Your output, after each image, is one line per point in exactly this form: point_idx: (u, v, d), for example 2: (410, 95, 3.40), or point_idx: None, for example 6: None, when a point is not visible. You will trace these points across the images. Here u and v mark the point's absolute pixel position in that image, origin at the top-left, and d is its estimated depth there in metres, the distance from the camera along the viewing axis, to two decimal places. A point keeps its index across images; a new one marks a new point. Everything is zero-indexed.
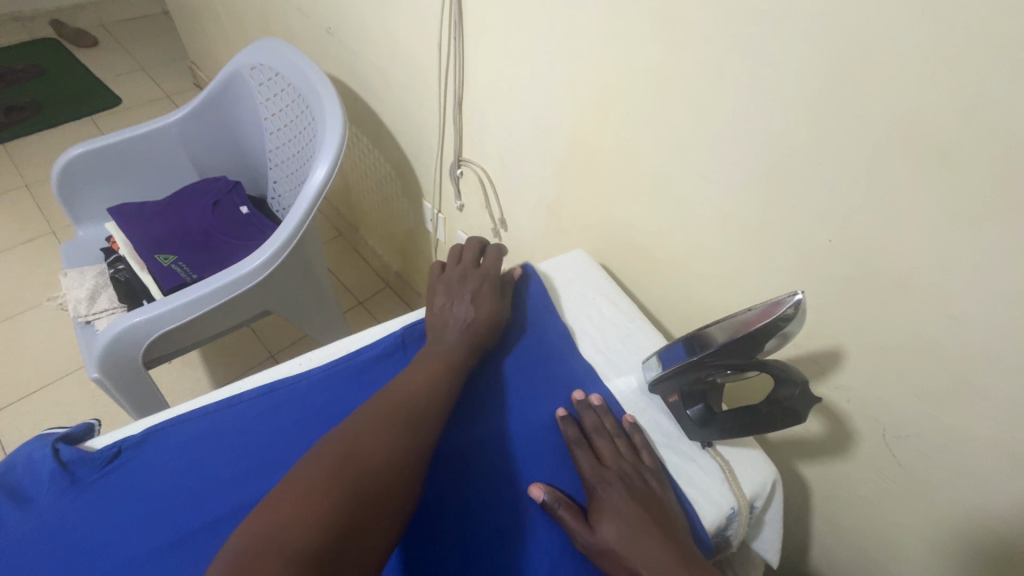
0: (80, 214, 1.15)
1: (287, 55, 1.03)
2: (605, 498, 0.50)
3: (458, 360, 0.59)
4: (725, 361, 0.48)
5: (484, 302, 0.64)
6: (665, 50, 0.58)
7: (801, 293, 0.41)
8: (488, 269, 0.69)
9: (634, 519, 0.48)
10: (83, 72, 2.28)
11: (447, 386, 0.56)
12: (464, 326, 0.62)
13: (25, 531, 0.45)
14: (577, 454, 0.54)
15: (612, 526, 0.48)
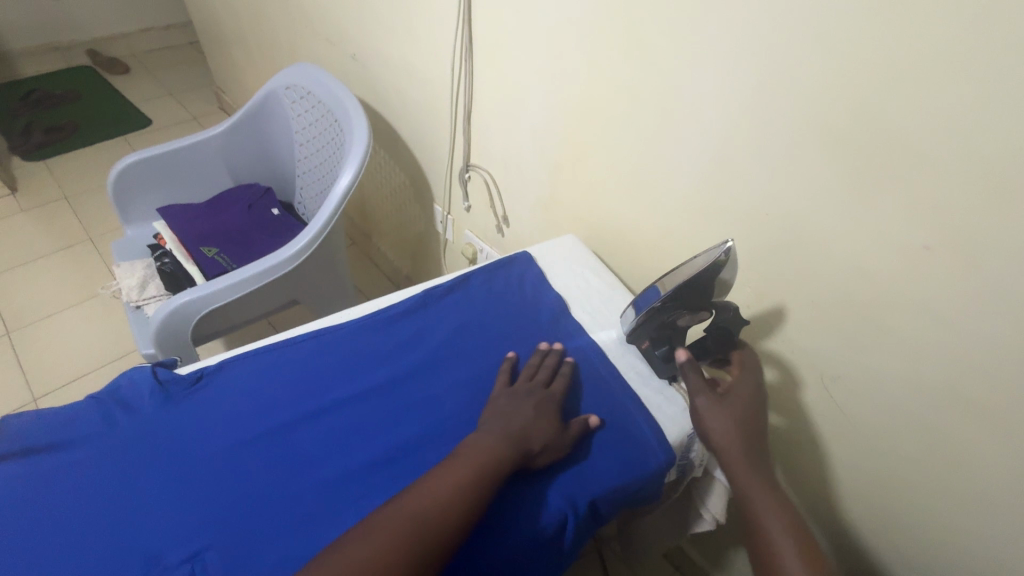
0: (130, 215, 1.30)
1: (319, 77, 1.19)
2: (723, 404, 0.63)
3: (504, 469, 0.55)
4: (680, 302, 0.64)
5: (546, 424, 0.61)
6: (635, 68, 0.72)
7: (729, 242, 0.56)
8: (562, 391, 0.65)
9: (741, 418, 0.62)
10: (116, 97, 2.47)
11: (484, 493, 0.53)
12: (519, 437, 0.58)
13: (134, 430, 0.58)
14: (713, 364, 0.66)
15: (720, 407, 0.62)
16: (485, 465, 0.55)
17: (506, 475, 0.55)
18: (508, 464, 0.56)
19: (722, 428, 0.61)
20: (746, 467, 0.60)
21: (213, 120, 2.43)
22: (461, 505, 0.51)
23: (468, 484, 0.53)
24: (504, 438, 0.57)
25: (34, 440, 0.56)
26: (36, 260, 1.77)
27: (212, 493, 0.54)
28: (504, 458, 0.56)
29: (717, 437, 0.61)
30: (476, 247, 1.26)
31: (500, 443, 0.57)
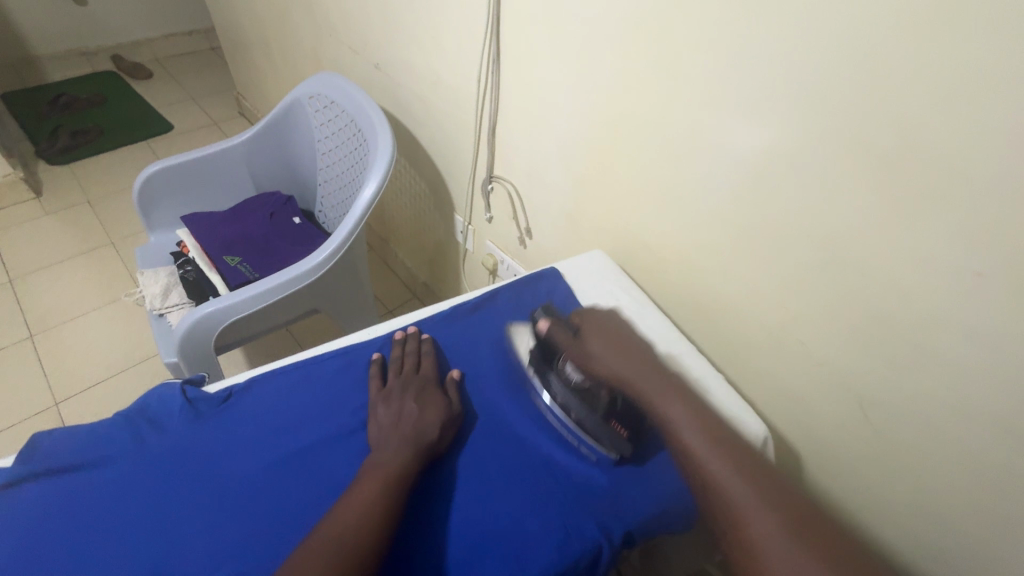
0: (154, 222, 1.30)
1: (343, 87, 1.19)
2: (600, 360, 0.68)
3: (410, 469, 0.55)
4: (543, 352, 0.69)
5: (431, 405, 0.61)
6: (671, 82, 0.71)
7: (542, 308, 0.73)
8: (430, 370, 0.66)
9: (616, 346, 0.70)
10: (140, 102, 2.50)
11: (398, 499, 0.53)
12: (412, 433, 0.58)
13: (163, 449, 0.57)
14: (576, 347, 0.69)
15: (595, 348, 0.69)
16: (390, 473, 0.54)
17: (413, 475, 0.55)
18: (410, 467, 0.55)
19: (620, 363, 0.68)
20: (659, 391, 0.66)
21: (233, 126, 2.45)
22: (376, 515, 0.51)
23: (379, 496, 0.52)
24: (401, 441, 0.57)
25: (62, 459, 0.55)
26: (59, 263, 1.79)
27: (243, 515, 0.53)
28: (403, 463, 0.55)
29: (613, 371, 0.67)
30: (497, 258, 1.25)
31: (395, 448, 0.57)
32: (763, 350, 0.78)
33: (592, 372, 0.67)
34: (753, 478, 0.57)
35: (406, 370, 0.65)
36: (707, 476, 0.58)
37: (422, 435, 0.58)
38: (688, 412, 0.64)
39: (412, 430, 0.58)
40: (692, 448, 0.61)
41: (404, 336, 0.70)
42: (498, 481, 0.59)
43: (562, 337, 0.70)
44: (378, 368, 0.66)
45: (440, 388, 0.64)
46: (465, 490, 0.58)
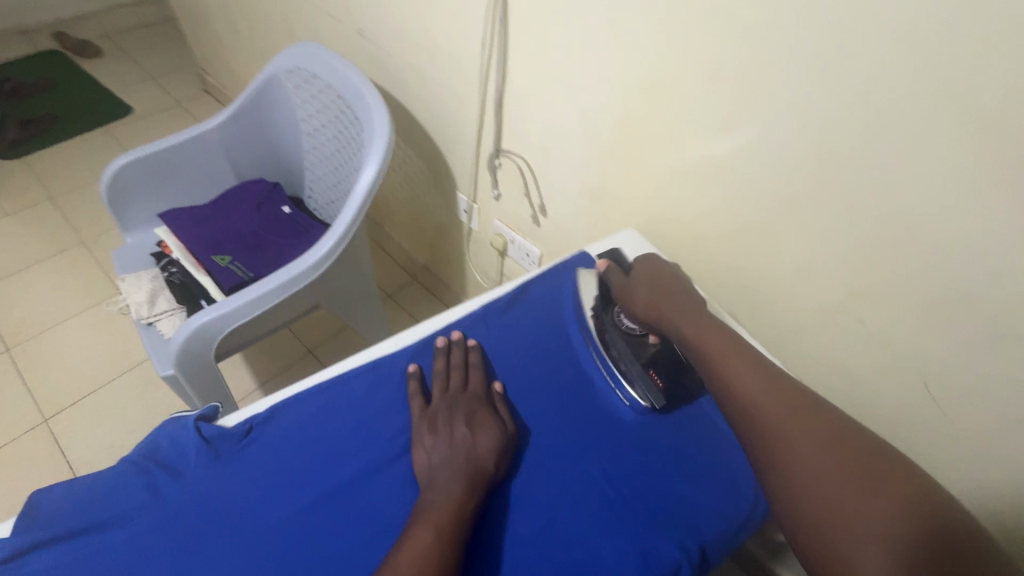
0: (129, 221, 1.19)
1: (326, 59, 1.07)
2: (643, 303, 0.65)
3: (468, 509, 0.49)
4: (602, 296, 0.69)
5: (483, 430, 0.55)
6: (718, 40, 0.62)
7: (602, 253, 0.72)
8: (478, 386, 0.59)
9: (662, 292, 0.65)
10: (90, 83, 2.29)
11: (458, 546, 0.47)
12: (467, 463, 0.52)
13: (183, 498, 0.50)
14: (627, 294, 0.66)
15: (640, 291, 0.66)
16: (447, 515, 0.48)
17: (471, 514, 0.49)
18: (469, 510, 0.49)
19: (671, 308, 0.64)
20: (709, 341, 0.60)
21: (198, 104, 2.27)
22: (436, 567, 0.45)
23: (435, 545, 0.46)
24: (455, 478, 0.51)
25: (68, 521, 0.48)
26: (28, 268, 1.66)
27: (281, 572, 0.47)
28: (460, 506, 0.49)
29: (652, 314, 0.64)
30: (507, 238, 1.17)
31: (449, 485, 0.50)
32: (814, 326, 0.74)
33: (639, 318, 0.65)
34: (795, 419, 0.53)
35: (451, 391, 0.59)
36: (752, 412, 0.55)
37: (478, 471, 0.52)
38: (747, 364, 0.57)
39: (466, 464, 0.52)
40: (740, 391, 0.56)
41: (447, 345, 0.64)
42: (559, 504, 0.54)
43: (616, 280, 0.69)
44: (421, 387, 0.60)
45: (492, 408, 0.58)
46: (524, 517, 0.53)
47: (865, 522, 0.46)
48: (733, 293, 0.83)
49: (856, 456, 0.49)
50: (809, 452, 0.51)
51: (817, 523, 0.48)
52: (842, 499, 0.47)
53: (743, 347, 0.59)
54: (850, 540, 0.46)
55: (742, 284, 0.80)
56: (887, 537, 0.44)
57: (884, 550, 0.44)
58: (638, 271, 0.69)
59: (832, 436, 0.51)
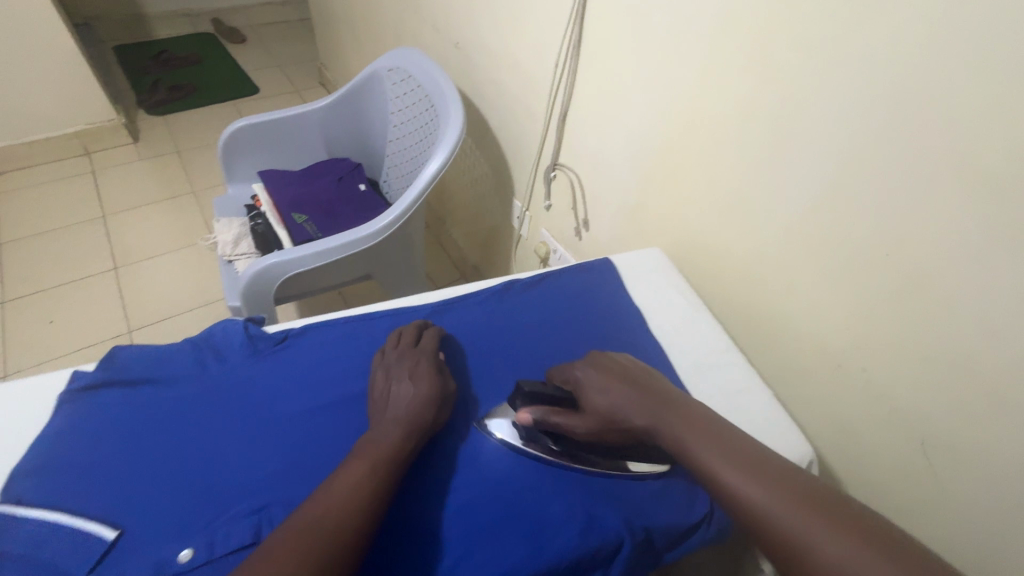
0: (234, 175, 1.38)
1: (421, 62, 1.22)
2: (616, 401, 0.60)
3: (404, 448, 0.54)
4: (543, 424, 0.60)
5: (427, 379, 0.60)
6: (759, 81, 0.68)
7: (519, 387, 0.62)
8: (428, 345, 0.65)
9: (624, 387, 0.61)
10: (231, 64, 2.65)
11: (393, 479, 0.51)
12: (408, 407, 0.57)
13: (222, 377, 0.61)
14: (596, 397, 0.60)
15: (605, 398, 0.60)
16: (385, 448, 0.53)
17: (408, 453, 0.54)
18: (404, 449, 0.54)
19: (634, 410, 0.59)
20: (675, 429, 0.57)
21: (312, 94, 2.56)
22: (371, 488, 0.49)
23: (371, 474, 0.50)
24: (396, 420, 0.56)
25: (133, 372, 0.59)
26: (146, 205, 1.94)
27: (283, 450, 0.56)
28: (397, 442, 0.54)
29: (643, 419, 0.59)
30: (551, 247, 1.25)
31: (391, 426, 0.55)
32: (820, 371, 0.75)
33: (617, 422, 0.59)
34: (694, 425, 0.57)
35: (403, 351, 0.64)
36: (741, 514, 0.50)
37: (416, 417, 0.56)
38: (703, 437, 0.56)
39: (405, 410, 0.57)
40: (732, 486, 0.52)
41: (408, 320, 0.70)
42: (522, 457, 0.60)
43: (558, 413, 0.60)
44: (378, 351, 0.66)
45: (439, 364, 0.63)
46: (489, 462, 0.59)
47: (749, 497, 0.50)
48: (747, 329, 0.85)
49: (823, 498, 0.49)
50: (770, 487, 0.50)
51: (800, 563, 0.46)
52: (734, 470, 0.52)
53: (706, 424, 0.57)
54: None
55: (758, 319, 0.82)
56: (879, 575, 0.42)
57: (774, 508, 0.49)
58: (581, 384, 0.63)
59: (784, 477, 0.51)
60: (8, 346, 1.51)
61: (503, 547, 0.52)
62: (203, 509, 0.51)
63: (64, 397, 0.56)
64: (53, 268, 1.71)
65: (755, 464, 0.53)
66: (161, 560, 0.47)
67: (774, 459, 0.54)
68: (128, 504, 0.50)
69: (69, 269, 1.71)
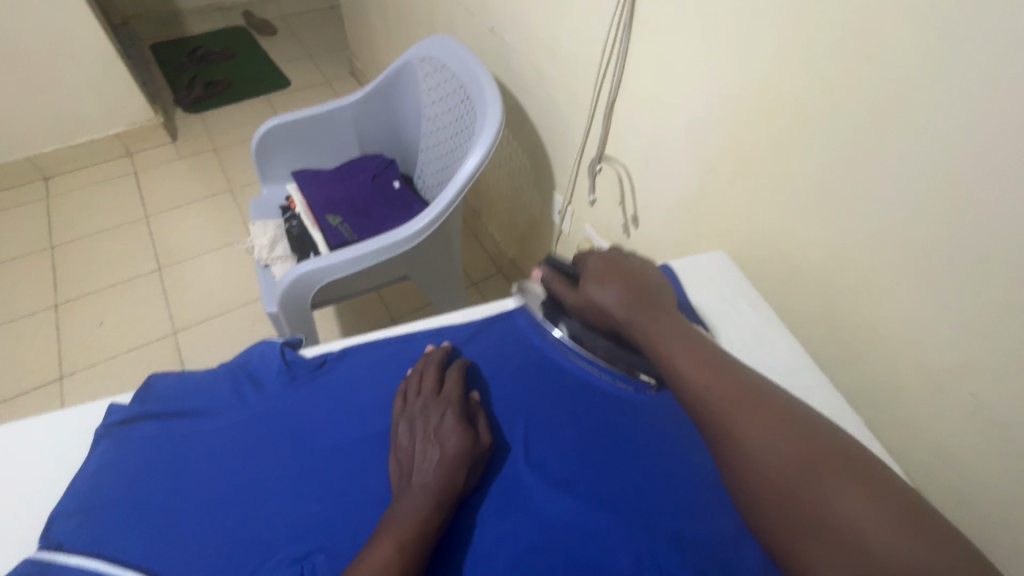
0: (268, 175, 1.36)
1: (455, 51, 1.15)
2: (604, 296, 0.61)
3: (434, 526, 0.48)
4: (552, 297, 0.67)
5: (454, 436, 0.53)
6: (851, 63, 0.59)
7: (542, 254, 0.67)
8: (454, 390, 0.58)
9: (621, 283, 0.61)
10: (263, 57, 2.64)
11: (418, 565, 0.45)
12: (435, 474, 0.50)
13: (261, 407, 0.57)
14: (589, 287, 0.62)
15: (598, 289, 0.61)
16: (411, 528, 0.47)
17: (435, 529, 0.48)
18: (433, 528, 0.47)
19: (624, 306, 0.60)
20: (658, 328, 0.58)
21: (344, 84, 2.53)
22: None
23: (393, 561, 0.44)
24: (422, 491, 0.49)
25: (171, 403, 0.57)
26: (187, 204, 1.96)
27: (324, 490, 0.52)
28: (425, 520, 0.47)
29: (619, 315, 0.60)
30: (595, 244, 1.18)
31: (417, 498, 0.49)
32: (914, 391, 0.66)
33: (600, 314, 0.62)
34: (692, 351, 0.55)
35: (426, 399, 0.57)
36: (709, 411, 0.51)
37: (445, 485, 0.50)
38: (679, 344, 0.56)
39: (433, 477, 0.50)
40: (689, 380, 0.53)
41: (430, 354, 0.62)
42: (581, 498, 0.54)
43: (560, 286, 0.65)
44: (399, 396, 0.59)
45: (467, 414, 0.56)
46: (545, 502, 0.53)
47: (751, 439, 0.48)
48: (824, 339, 0.76)
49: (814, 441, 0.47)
50: (770, 432, 0.48)
51: (789, 497, 0.45)
52: (734, 411, 0.50)
53: (690, 336, 0.57)
54: (834, 528, 0.43)
55: (840, 329, 0.73)
56: (869, 513, 0.42)
57: (775, 449, 0.47)
58: (587, 271, 0.64)
59: (785, 419, 0.49)
60: (64, 348, 1.56)
61: None
62: (243, 559, 0.47)
63: (101, 430, 0.54)
64: (102, 269, 1.75)
65: (751, 400, 0.50)
66: None
67: (768, 394, 0.51)
68: (166, 553, 0.47)
69: (116, 271, 1.75)
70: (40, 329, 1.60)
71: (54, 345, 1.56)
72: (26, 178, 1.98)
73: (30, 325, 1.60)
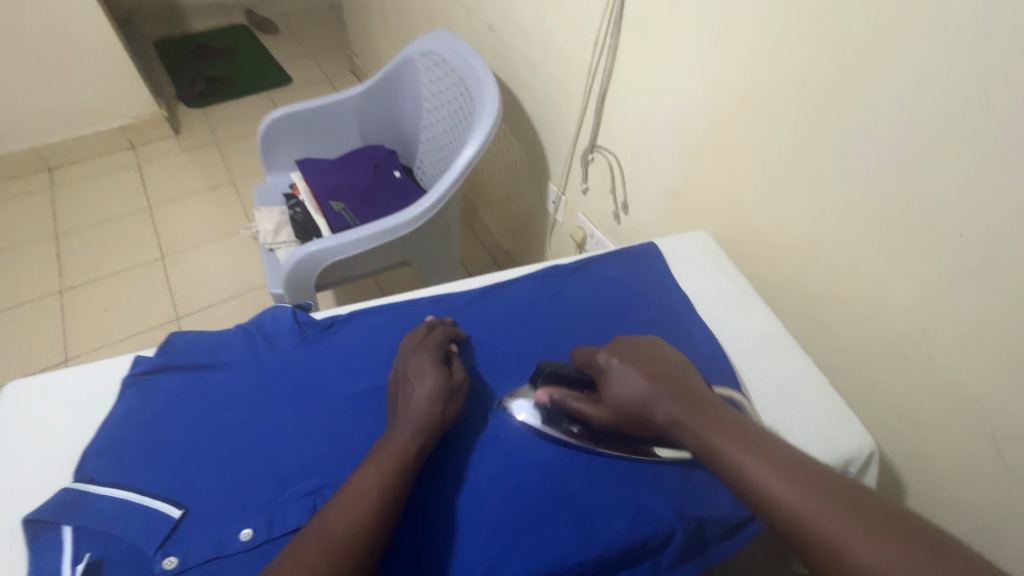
0: (273, 164, 1.40)
1: (454, 46, 1.20)
2: (640, 395, 0.56)
3: (414, 448, 0.52)
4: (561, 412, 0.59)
5: (430, 374, 0.58)
6: (819, 53, 0.64)
7: (540, 370, 0.61)
8: (433, 340, 0.63)
9: (645, 377, 0.57)
10: (264, 54, 2.69)
11: (401, 483, 0.49)
12: (413, 406, 0.55)
13: (274, 362, 0.62)
14: (618, 388, 0.57)
15: (633, 390, 0.57)
16: (392, 451, 0.51)
17: (417, 455, 0.52)
18: (414, 450, 0.52)
19: (663, 404, 0.55)
20: (695, 418, 0.53)
21: (344, 81, 2.58)
22: (378, 496, 0.47)
23: (378, 482, 0.48)
24: (402, 422, 0.54)
25: (191, 357, 0.61)
26: (189, 195, 2.00)
27: (333, 434, 0.57)
28: (406, 444, 0.52)
29: (664, 415, 0.55)
30: (587, 232, 1.23)
31: (398, 427, 0.53)
32: (879, 358, 0.72)
33: (637, 415, 0.56)
34: (720, 421, 0.53)
35: (408, 351, 0.62)
36: (749, 484, 0.48)
37: (423, 415, 0.54)
38: (730, 432, 0.52)
39: (412, 409, 0.55)
40: (737, 463, 0.50)
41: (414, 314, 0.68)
42: (569, 444, 0.59)
43: (576, 399, 0.59)
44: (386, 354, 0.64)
45: (443, 358, 0.61)
46: (535, 446, 0.59)
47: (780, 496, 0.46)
48: (798, 314, 0.82)
49: (887, 523, 0.43)
50: (791, 485, 0.47)
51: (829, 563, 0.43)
52: (766, 470, 0.48)
53: (735, 418, 0.53)
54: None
55: (812, 303, 0.78)
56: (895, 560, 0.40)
57: (805, 503, 0.45)
58: (603, 371, 0.60)
59: (814, 478, 0.47)
60: (68, 333, 1.60)
61: (554, 533, 0.52)
62: (261, 489, 0.52)
63: (127, 380, 0.59)
64: (106, 257, 1.79)
65: (772, 453, 0.49)
66: (223, 538, 0.49)
67: (798, 455, 0.50)
68: (190, 484, 0.52)
69: (119, 259, 1.78)
70: (45, 315, 1.63)
71: (59, 330, 1.60)
72: (30, 168, 2.01)
73: (35, 311, 1.64)
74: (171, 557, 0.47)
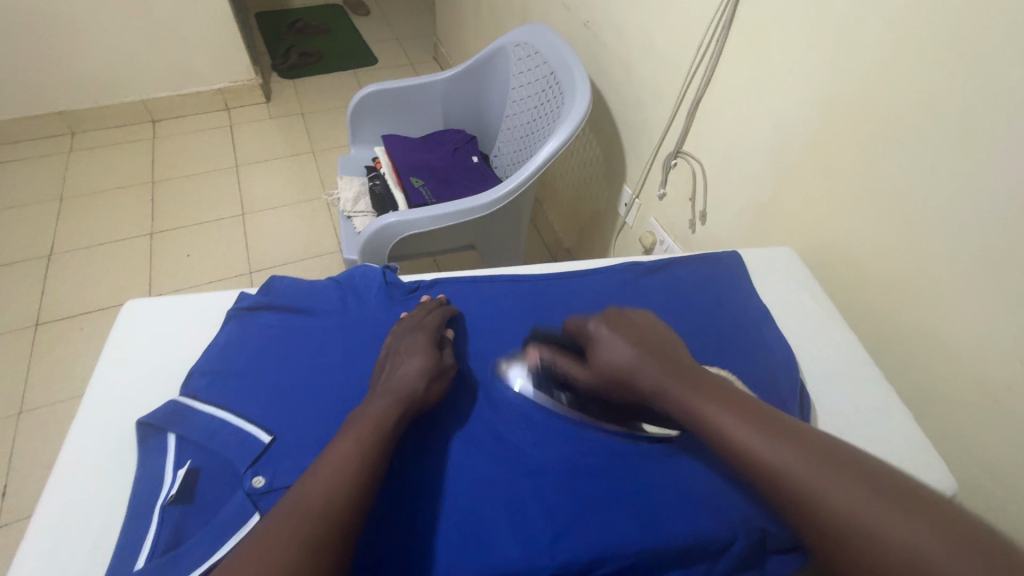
0: (358, 137, 1.47)
1: (550, 39, 1.21)
2: (629, 358, 0.60)
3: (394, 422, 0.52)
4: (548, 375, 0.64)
5: (421, 351, 0.59)
6: (945, 78, 0.61)
7: (533, 346, 0.65)
8: (432, 322, 0.64)
9: (643, 345, 0.60)
10: (355, 35, 2.80)
11: (380, 452, 0.49)
12: (399, 382, 0.56)
13: (363, 315, 0.66)
14: (612, 351, 0.60)
15: (622, 349, 0.60)
16: (373, 424, 0.51)
17: (395, 427, 0.52)
18: (396, 424, 0.52)
19: (646, 368, 0.59)
20: (681, 386, 0.57)
21: (426, 67, 2.66)
22: (354, 461, 0.48)
23: (358, 445, 0.49)
24: (386, 394, 0.55)
25: (288, 300, 0.65)
26: (273, 159, 2.12)
27: None
28: (390, 418, 0.52)
29: (646, 385, 0.58)
30: (657, 237, 1.21)
31: (381, 398, 0.54)
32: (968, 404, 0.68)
33: (625, 382, 0.59)
34: (699, 386, 0.57)
35: (405, 330, 0.63)
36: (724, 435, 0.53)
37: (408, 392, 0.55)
38: (712, 395, 0.55)
39: (398, 384, 0.56)
40: (721, 427, 0.53)
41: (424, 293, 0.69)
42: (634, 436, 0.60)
43: (565, 361, 0.63)
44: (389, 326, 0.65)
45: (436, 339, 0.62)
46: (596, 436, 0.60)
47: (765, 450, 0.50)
48: (882, 347, 0.78)
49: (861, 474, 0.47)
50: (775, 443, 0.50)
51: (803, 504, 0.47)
52: (731, 417, 0.53)
53: (722, 391, 0.56)
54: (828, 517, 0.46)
55: (901, 335, 0.75)
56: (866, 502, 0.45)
57: (780, 454, 0.50)
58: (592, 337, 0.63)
59: (789, 431, 0.52)
60: (154, 272, 1.72)
61: (613, 521, 0.53)
62: None
63: (232, 313, 0.64)
64: (193, 208, 1.92)
65: (741, 408, 0.54)
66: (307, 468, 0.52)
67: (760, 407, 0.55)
68: (280, 414, 0.56)
69: (204, 211, 1.91)
70: (137, 253, 1.77)
71: (145, 268, 1.73)
72: (137, 119, 2.18)
73: (127, 248, 1.78)
74: (260, 477, 0.51)
